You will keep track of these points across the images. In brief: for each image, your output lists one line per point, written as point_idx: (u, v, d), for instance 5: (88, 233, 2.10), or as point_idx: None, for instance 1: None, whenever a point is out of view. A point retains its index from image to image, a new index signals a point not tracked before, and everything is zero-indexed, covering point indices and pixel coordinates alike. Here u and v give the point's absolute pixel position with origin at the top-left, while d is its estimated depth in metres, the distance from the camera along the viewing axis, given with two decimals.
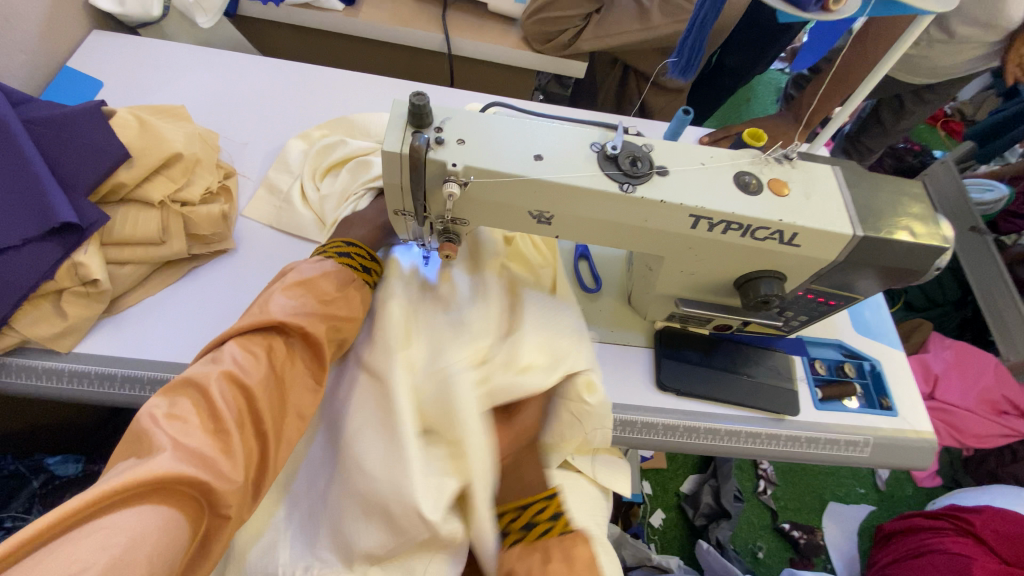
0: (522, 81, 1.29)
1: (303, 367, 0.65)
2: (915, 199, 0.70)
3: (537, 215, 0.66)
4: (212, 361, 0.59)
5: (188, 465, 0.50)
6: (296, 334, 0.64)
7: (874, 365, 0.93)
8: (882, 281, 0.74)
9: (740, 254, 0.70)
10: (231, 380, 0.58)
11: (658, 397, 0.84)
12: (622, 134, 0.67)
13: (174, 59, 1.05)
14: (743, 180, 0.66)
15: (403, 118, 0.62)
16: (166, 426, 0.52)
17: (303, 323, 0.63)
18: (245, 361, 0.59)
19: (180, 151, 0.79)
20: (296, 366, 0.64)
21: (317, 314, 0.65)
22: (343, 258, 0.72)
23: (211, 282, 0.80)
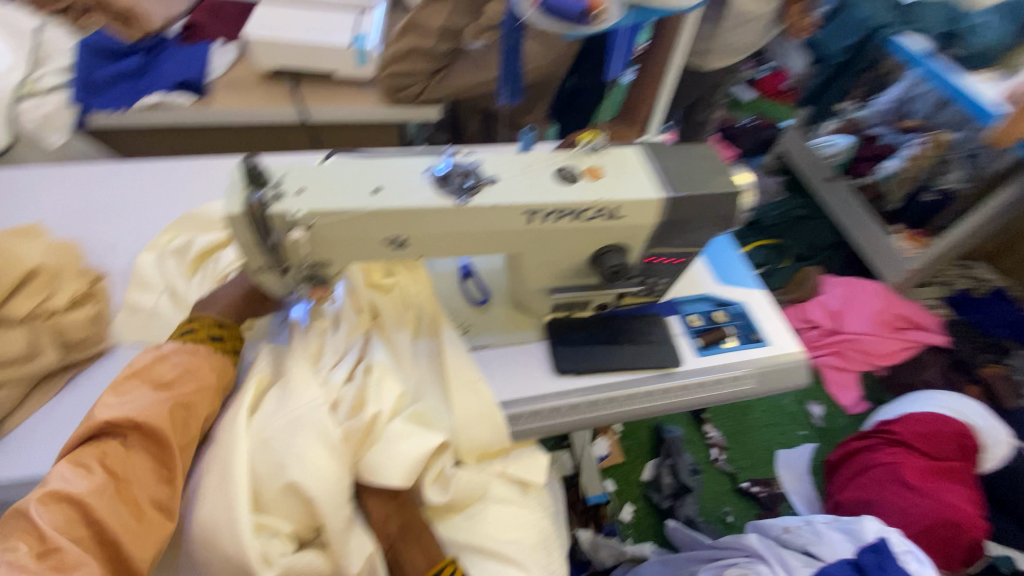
0: (387, 133, 1.38)
1: (143, 459, 0.70)
2: (709, 158, 0.83)
3: (391, 242, 0.73)
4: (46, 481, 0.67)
5: None
6: (129, 432, 0.70)
7: (740, 307, 1.04)
8: (709, 231, 0.86)
9: (580, 236, 0.79)
10: (51, 498, 0.64)
11: (557, 382, 0.90)
12: (450, 157, 0.76)
13: (25, 181, 1.05)
14: (562, 173, 0.77)
15: (242, 182, 0.67)
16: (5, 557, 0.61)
17: (130, 418, 0.69)
18: (70, 476, 0.66)
19: (38, 265, 0.80)
20: (137, 461, 0.69)
21: (156, 401, 0.71)
22: (187, 336, 0.79)
23: (95, 384, 0.80)
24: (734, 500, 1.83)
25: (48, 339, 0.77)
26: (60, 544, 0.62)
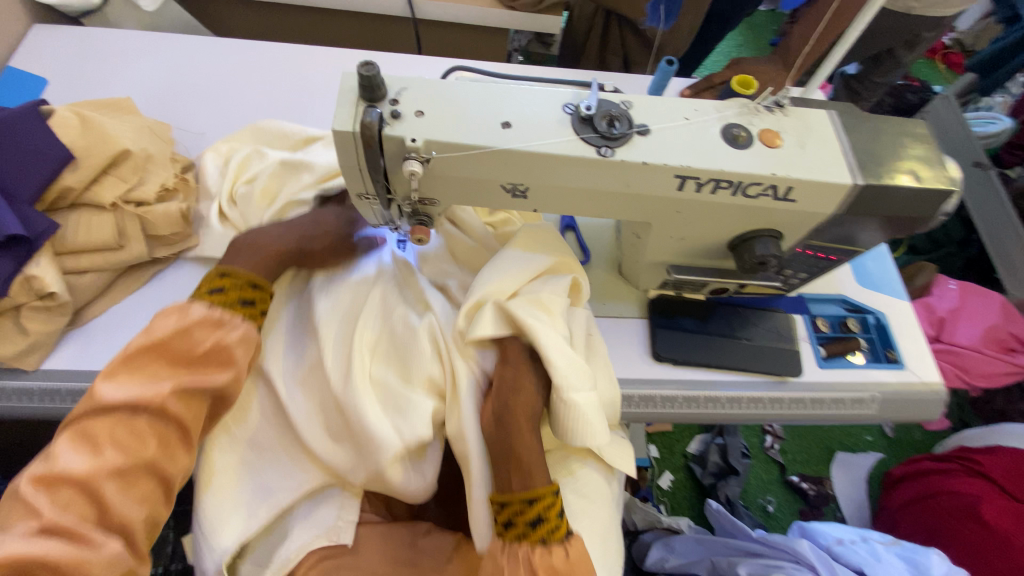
0: (493, 43, 1.21)
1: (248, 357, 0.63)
2: (918, 140, 0.65)
3: (511, 188, 0.61)
4: (175, 313, 0.61)
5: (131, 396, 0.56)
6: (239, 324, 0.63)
7: (879, 318, 0.89)
8: (886, 230, 0.69)
9: (731, 214, 0.65)
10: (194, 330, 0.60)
11: (654, 368, 0.81)
12: (597, 92, 0.61)
13: (120, 48, 0.98)
14: (731, 133, 0.61)
15: (354, 91, 0.57)
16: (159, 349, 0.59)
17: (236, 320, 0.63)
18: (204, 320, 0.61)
19: (128, 148, 0.74)
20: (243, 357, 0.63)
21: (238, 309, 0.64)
22: (219, 289, 0.64)
23: (192, 255, 0.79)
24: (780, 491, 1.76)
25: (134, 229, 0.73)
26: (214, 355, 0.60)
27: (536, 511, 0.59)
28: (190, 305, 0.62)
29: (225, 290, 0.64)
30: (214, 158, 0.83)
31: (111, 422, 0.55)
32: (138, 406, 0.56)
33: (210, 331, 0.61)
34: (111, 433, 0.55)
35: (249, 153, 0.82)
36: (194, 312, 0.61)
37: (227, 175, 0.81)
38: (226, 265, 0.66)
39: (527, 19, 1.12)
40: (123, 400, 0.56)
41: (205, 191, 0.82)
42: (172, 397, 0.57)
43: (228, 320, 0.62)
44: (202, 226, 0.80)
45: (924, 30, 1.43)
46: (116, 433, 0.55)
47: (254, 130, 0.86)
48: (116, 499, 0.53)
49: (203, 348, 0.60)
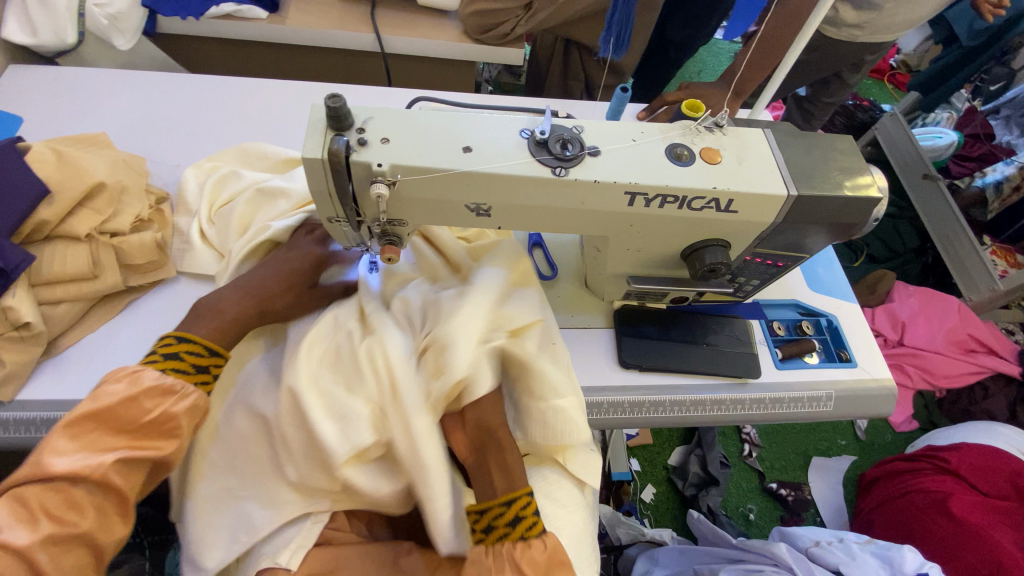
0: (461, 74, 1.27)
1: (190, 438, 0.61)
2: (846, 154, 0.71)
3: (474, 208, 0.66)
4: (128, 380, 0.59)
5: (74, 466, 0.55)
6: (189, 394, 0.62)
7: (830, 320, 0.95)
8: (824, 237, 0.75)
9: (681, 226, 0.70)
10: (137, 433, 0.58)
11: (622, 375, 0.84)
12: (551, 118, 0.66)
13: (96, 86, 1.01)
14: (675, 152, 0.66)
15: (323, 121, 0.61)
16: (108, 419, 0.58)
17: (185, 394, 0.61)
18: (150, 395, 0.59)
19: (103, 181, 0.77)
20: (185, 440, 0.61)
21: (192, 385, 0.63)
22: (169, 359, 0.63)
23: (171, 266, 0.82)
24: (759, 498, 1.79)
25: (109, 259, 0.75)
26: (160, 425, 0.59)
27: (513, 511, 0.63)
28: (142, 371, 0.60)
29: (179, 358, 0.63)
30: (194, 177, 0.88)
31: (53, 486, 0.54)
32: (80, 476, 0.55)
33: (157, 400, 0.59)
34: (44, 503, 0.53)
35: (227, 174, 0.87)
36: (147, 378, 0.60)
37: (204, 195, 0.85)
38: (184, 331, 0.66)
39: (492, 51, 1.19)
40: (66, 471, 0.54)
41: (184, 209, 0.86)
42: (115, 469, 0.56)
43: (178, 389, 0.61)
44: (180, 241, 0.83)
45: (866, 54, 1.50)
46: (52, 502, 0.54)
47: (239, 151, 0.91)
48: (52, 574, 0.52)
49: (149, 418, 0.58)
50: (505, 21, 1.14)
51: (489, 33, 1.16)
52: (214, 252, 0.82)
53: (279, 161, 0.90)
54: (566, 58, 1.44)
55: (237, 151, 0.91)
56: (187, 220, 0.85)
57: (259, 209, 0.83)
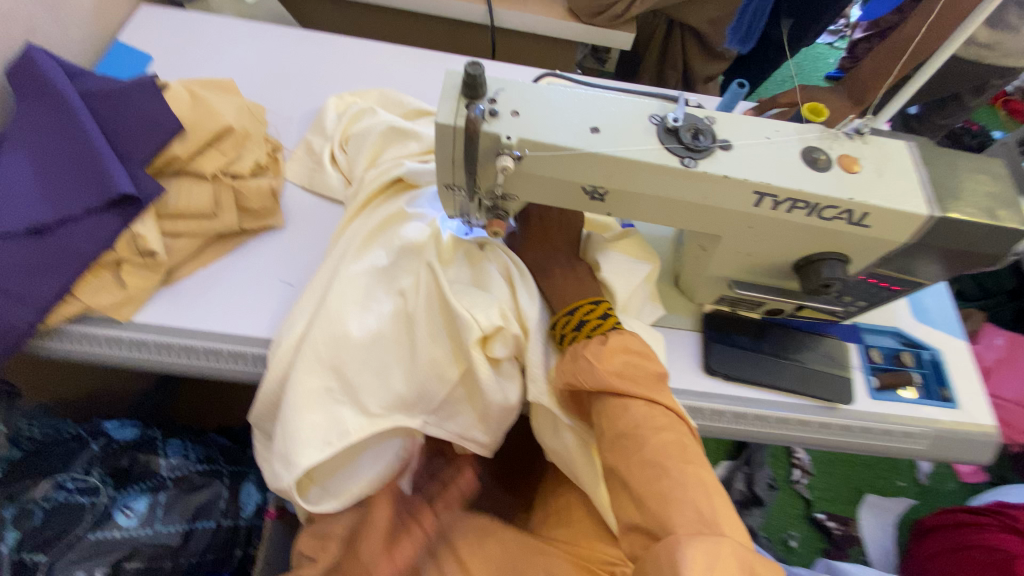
0: (562, 55, 1.25)
1: None
2: (997, 178, 0.66)
3: (591, 191, 0.64)
4: None
5: None
6: None
7: (934, 355, 0.89)
8: (956, 266, 0.70)
9: (802, 234, 0.66)
10: None
11: (706, 381, 0.82)
12: (683, 106, 0.64)
13: (219, 34, 1.05)
14: (811, 156, 0.63)
15: (457, 88, 0.61)
16: None
17: None
18: None
19: (231, 125, 0.80)
20: None
21: None
22: None
23: (298, 180, 0.89)
24: (804, 527, 1.72)
25: (228, 200, 0.79)
26: None
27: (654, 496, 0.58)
28: None
29: None
30: (335, 107, 0.95)
31: None
32: None
33: None
34: None
35: (364, 110, 0.91)
36: None
37: (341, 124, 0.91)
38: None
39: (602, 34, 1.16)
40: None
41: (318, 132, 0.92)
42: None
43: None
44: (311, 161, 0.90)
45: (994, 77, 1.37)
46: None
47: (382, 95, 0.96)
48: None
49: None
50: (617, 2, 1.10)
51: (601, 15, 1.12)
52: (339, 180, 0.88)
53: (411, 111, 0.93)
54: (667, 45, 1.38)
55: (375, 94, 0.97)
56: (319, 143, 0.90)
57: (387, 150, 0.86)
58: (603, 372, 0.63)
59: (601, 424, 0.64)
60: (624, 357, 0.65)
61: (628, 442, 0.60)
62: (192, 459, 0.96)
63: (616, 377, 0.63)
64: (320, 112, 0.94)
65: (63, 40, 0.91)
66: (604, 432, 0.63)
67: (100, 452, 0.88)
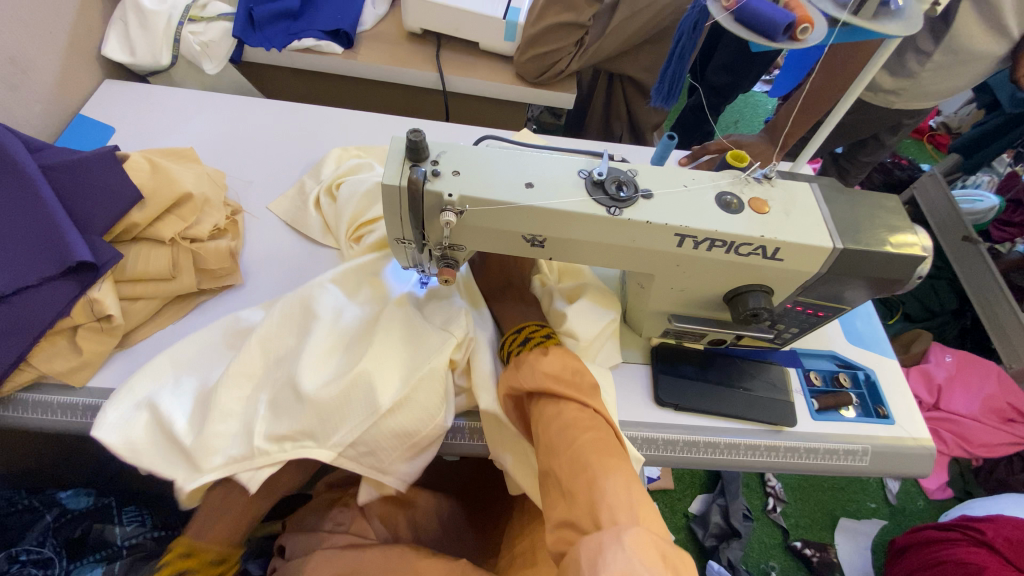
0: (513, 114, 1.34)
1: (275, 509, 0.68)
2: (892, 212, 0.73)
3: (530, 239, 0.69)
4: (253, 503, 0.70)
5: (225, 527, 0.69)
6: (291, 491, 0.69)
7: (868, 374, 0.95)
8: (864, 291, 0.77)
9: (725, 269, 0.72)
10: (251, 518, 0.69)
11: (657, 412, 0.85)
12: (608, 160, 0.70)
13: (181, 105, 1.10)
14: (725, 200, 0.69)
15: (401, 153, 0.66)
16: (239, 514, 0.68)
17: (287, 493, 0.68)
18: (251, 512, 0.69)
19: (190, 192, 0.84)
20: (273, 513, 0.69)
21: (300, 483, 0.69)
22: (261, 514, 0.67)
23: (275, 226, 0.95)
24: (782, 556, 1.72)
25: (186, 262, 0.81)
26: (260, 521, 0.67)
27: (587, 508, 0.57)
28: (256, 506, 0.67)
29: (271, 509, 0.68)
30: (338, 157, 1.02)
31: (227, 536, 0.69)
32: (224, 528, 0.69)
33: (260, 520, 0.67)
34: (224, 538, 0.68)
35: (360, 164, 0.98)
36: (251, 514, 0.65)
37: (335, 172, 0.97)
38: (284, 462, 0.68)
39: (546, 94, 1.25)
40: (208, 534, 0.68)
41: (314, 176, 1.00)
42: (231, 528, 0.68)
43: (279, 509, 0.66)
44: (300, 201, 0.97)
45: (904, 118, 1.52)
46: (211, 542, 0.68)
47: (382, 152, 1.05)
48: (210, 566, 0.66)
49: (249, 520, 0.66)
50: (558, 60, 1.20)
51: (545, 75, 1.22)
52: (321, 224, 0.94)
53: None
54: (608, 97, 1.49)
55: (375, 149, 1.05)
56: (312, 185, 0.98)
57: (372, 208, 0.90)
58: (540, 373, 0.69)
59: (537, 428, 0.67)
60: (560, 365, 0.70)
61: (560, 439, 0.63)
62: (148, 525, 0.91)
63: (552, 381, 0.68)
64: (321, 161, 1.01)
65: (25, 117, 0.95)
66: (540, 438, 0.66)
67: (54, 523, 0.87)
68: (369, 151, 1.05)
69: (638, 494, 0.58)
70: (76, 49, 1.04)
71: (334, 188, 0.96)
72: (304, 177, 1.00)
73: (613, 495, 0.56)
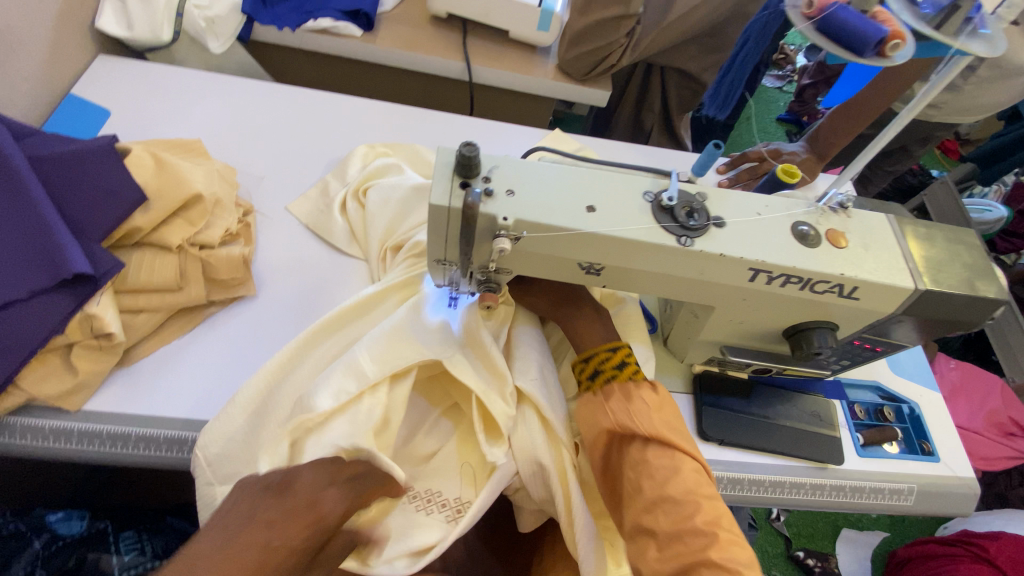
0: (540, 109, 1.25)
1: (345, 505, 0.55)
2: (972, 249, 0.68)
3: (587, 266, 0.63)
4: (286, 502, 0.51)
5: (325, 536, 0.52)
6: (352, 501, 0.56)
7: (913, 408, 0.90)
8: (931, 331, 0.71)
9: (794, 305, 0.67)
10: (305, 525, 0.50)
11: (700, 447, 0.81)
12: (676, 182, 0.64)
13: (184, 88, 1.00)
14: (801, 231, 0.63)
15: (449, 166, 0.59)
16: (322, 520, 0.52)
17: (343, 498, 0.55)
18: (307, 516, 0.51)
19: (199, 193, 0.75)
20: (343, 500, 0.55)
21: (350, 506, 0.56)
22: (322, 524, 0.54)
23: (290, 231, 0.87)
24: (783, 565, 1.70)
25: (195, 272, 0.73)
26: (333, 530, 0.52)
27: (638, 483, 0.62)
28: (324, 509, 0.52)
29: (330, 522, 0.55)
30: (365, 154, 0.95)
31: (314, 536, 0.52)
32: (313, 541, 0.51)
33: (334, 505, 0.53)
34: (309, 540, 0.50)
35: (390, 164, 0.91)
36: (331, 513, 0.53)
37: (362, 174, 0.90)
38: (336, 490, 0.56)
39: (578, 91, 1.18)
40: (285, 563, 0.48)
41: (339, 176, 0.92)
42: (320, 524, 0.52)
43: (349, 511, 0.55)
44: (323, 203, 0.89)
45: (938, 130, 1.47)
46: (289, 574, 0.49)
47: (409, 152, 0.97)
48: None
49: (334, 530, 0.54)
50: (609, 54, 1.11)
51: (594, 72, 1.15)
52: (347, 231, 0.86)
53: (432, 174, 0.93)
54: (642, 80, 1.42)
55: (404, 146, 0.97)
56: (337, 187, 0.90)
57: (408, 216, 0.83)
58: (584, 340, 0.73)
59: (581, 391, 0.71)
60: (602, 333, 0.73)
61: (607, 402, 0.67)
62: (148, 554, 0.83)
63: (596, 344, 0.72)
64: (346, 159, 0.93)
65: (10, 97, 0.84)
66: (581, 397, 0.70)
67: (43, 552, 0.77)
68: (397, 149, 0.97)
69: (681, 464, 0.61)
70: (68, 21, 0.93)
71: (360, 193, 0.88)
72: (327, 177, 0.92)
73: (655, 465, 0.61)
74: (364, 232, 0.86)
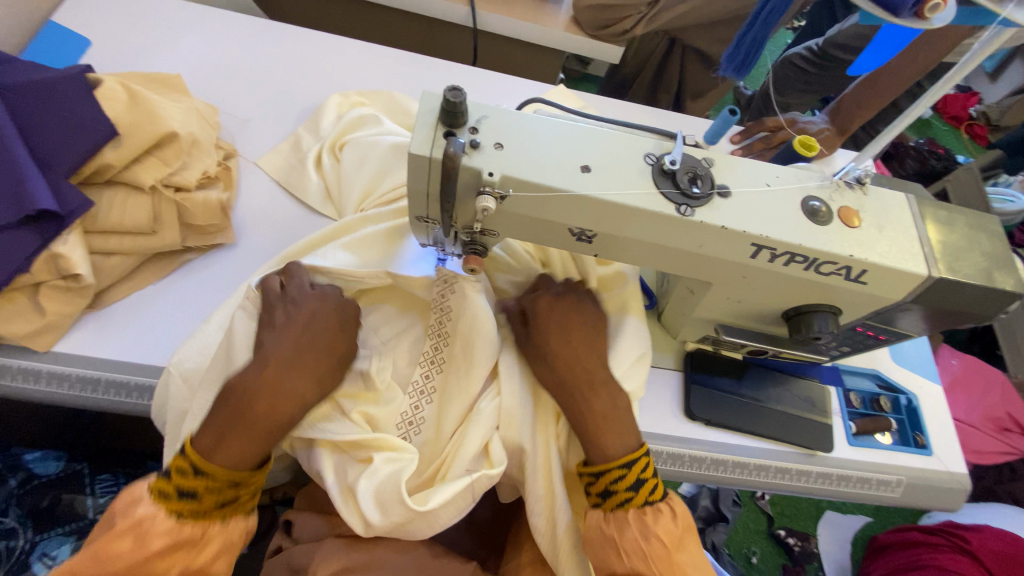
0: (548, 63, 1.18)
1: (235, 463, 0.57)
2: (993, 237, 0.63)
3: (578, 232, 0.59)
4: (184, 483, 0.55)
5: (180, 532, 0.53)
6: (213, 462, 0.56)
7: (910, 400, 0.88)
8: (937, 321, 0.67)
9: (795, 286, 0.63)
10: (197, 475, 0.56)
11: (687, 426, 0.79)
12: (681, 145, 0.59)
13: (170, 19, 0.94)
14: (811, 207, 0.59)
15: (434, 113, 0.54)
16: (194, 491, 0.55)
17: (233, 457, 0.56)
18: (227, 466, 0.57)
19: (175, 131, 0.71)
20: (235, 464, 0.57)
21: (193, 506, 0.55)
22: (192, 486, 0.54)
23: (271, 176, 0.82)
24: (764, 542, 1.70)
25: (169, 215, 0.70)
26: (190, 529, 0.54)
27: (634, 475, 0.62)
28: (151, 521, 0.52)
29: (195, 484, 0.54)
30: (339, 105, 0.89)
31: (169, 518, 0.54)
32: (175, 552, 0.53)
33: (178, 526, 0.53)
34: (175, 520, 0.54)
35: (366, 117, 0.86)
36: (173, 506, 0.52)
37: (337, 127, 0.85)
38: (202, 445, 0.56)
39: (590, 44, 1.10)
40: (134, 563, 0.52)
41: (312, 130, 0.86)
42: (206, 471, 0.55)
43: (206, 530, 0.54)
44: (294, 158, 0.84)
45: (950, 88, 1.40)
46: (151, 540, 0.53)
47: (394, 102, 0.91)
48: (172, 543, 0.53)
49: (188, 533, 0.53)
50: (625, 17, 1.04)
51: (605, 29, 1.06)
52: (321, 189, 0.81)
53: None
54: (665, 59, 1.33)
55: (384, 95, 0.92)
56: (308, 142, 0.85)
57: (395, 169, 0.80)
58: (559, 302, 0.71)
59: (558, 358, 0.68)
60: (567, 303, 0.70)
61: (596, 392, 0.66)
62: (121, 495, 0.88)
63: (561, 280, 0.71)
64: (319, 110, 0.88)
65: None
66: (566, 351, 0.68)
67: (18, 490, 0.84)
68: (373, 98, 0.92)
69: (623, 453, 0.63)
70: None
71: (337, 149, 0.84)
72: (298, 130, 0.86)
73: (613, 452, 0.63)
74: (338, 190, 0.81)
